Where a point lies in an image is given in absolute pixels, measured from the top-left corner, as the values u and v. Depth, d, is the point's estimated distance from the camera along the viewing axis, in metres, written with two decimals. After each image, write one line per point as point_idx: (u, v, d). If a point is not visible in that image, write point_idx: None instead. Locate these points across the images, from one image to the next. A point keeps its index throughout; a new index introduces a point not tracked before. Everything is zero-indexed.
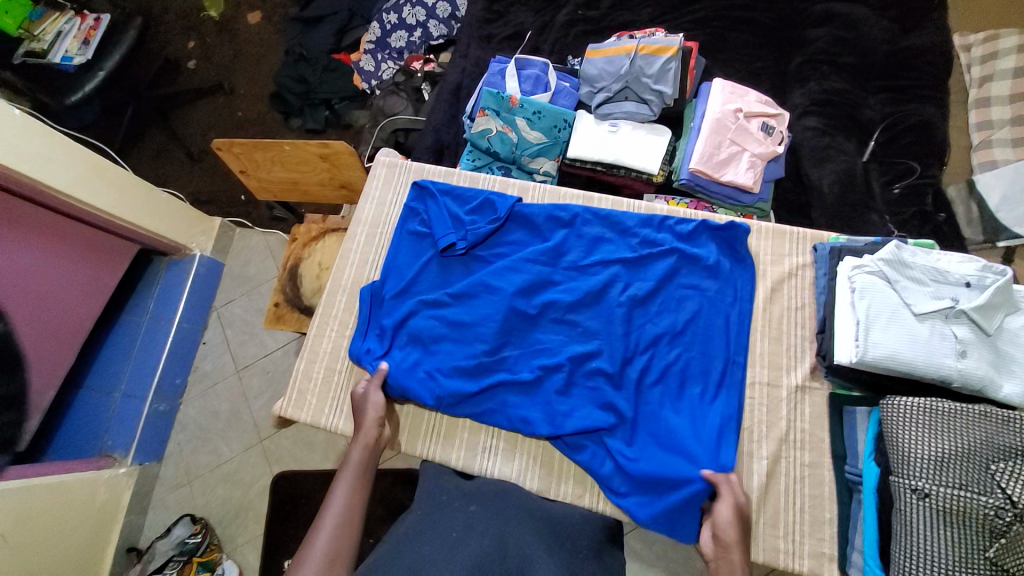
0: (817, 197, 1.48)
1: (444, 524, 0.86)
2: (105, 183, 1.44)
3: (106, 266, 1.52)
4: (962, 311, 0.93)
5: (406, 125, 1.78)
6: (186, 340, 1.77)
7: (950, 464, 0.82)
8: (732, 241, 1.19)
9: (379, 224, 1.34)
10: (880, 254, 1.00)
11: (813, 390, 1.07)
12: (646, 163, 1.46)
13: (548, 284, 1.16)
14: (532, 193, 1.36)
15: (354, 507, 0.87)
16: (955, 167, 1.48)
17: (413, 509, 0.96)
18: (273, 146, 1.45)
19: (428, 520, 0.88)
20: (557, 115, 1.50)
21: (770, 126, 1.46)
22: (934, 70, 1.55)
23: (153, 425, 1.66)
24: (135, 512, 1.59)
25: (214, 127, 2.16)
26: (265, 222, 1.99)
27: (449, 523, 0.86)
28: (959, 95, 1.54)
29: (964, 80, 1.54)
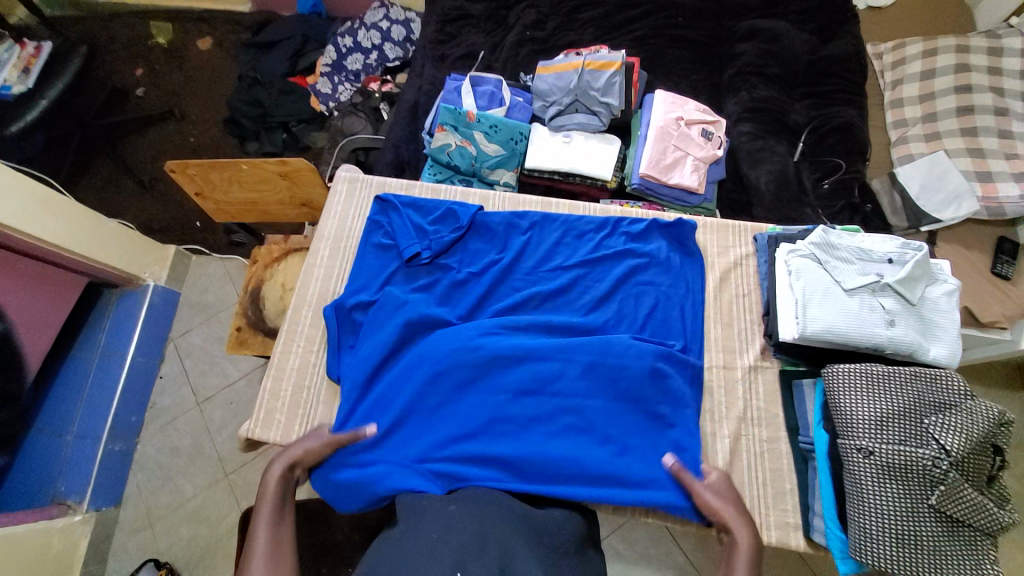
0: (757, 195, 1.59)
1: (423, 527, 0.83)
2: (50, 214, 1.39)
3: (53, 300, 1.45)
4: (887, 284, 1.03)
5: (365, 144, 1.80)
6: (142, 374, 1.69)
7: (888, 423, 0.90)
8: (681, 237, 1.27)
9: (342, 238, 1.34)
10: (811, 239, 1.09)
11: (765, 369, 1.15)
12: (599, 170, 1.54)
13: (508, 287, 1.22)
14: (493, 201, 1.40)
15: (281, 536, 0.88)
16: (879, 162, 1.65)
17: (395, 518, 0.92)
18: (230, 166, 1.43)
19: (408, 527, 0.86)
20: (513, 129, 1.55)
21: (710, 131, 1.58)
22: (853, 77, 1.73)
23: (110, 467, 1.56)
24: (94, 561, 1.48)
25: (165, 154, 2.10)
26: (223, 248, 1.94)
27: (428, 525, 0.84)
28: (875, 98, 1.73)
29: (880, 84, 1.73)
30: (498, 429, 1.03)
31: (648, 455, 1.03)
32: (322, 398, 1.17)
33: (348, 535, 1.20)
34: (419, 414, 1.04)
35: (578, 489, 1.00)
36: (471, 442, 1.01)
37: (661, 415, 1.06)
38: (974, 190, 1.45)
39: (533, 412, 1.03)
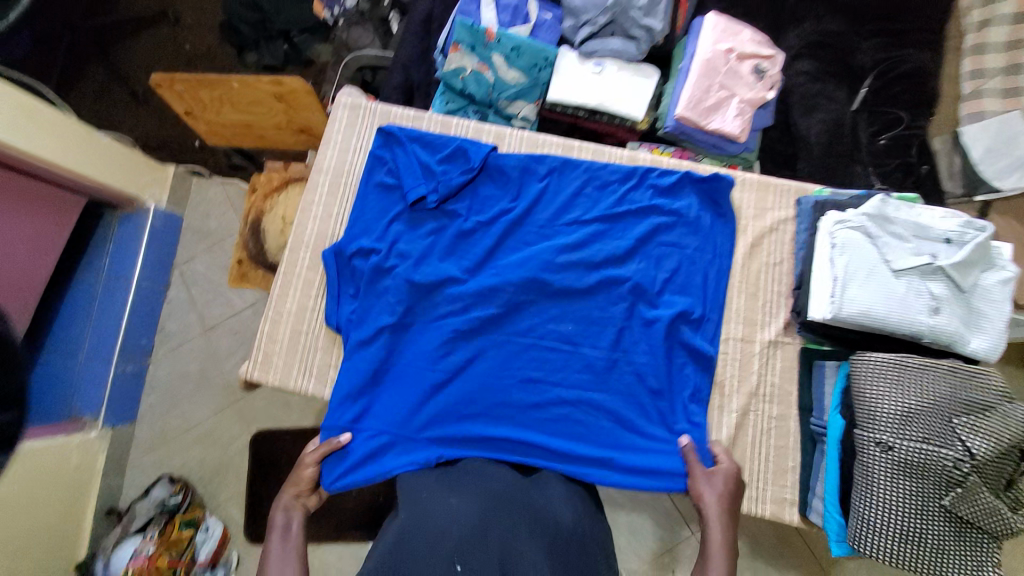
0: (804, 147, 1.45)
1: (423, 517, 0.76)
2: (39, 128, 1.28)
3: (51, 222, 1.39)
4: (940, 267, 0.93)
5: (372, 62, 1.62)
6: (148, 299, 1.68)
7: (916, 419, 0.85)
8: (715, 194, 1.14)
9: (343, 173, 1.24)
10: (864, 209, 0.98)
11: (785, 344, 1.09)
12: (630, 109, 1.37)
13: (518, 239, 1.13)
14: (509, 139, 1.26)
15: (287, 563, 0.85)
16: (945, 118, 1.43)
17: (394, 509, 0.85)
18: (219, 84, 1.30)
19: (407, 521, 0.77)
20: (537, 53, 1.36)
21: (763, 69, 1.37)
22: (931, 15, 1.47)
23: (123, 386, 1.60)
24: (113, 474, 1.57)
25: (160, 63, 1.88)
26: (224, 170, 1.82)
27: (427, 515, 0.77)
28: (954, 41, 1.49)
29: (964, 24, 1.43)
30: (497, 402, 1.03)
31: (645, 442, 1.02)
32: (323, 342, 1.14)
33: None
34: (424, 381, 1.03)
35: (580, 449, 1.00)
36: (470, 411, 1.02)
37: (673, 380, 1.05)
38: None
39: (533, 388, 1.04)
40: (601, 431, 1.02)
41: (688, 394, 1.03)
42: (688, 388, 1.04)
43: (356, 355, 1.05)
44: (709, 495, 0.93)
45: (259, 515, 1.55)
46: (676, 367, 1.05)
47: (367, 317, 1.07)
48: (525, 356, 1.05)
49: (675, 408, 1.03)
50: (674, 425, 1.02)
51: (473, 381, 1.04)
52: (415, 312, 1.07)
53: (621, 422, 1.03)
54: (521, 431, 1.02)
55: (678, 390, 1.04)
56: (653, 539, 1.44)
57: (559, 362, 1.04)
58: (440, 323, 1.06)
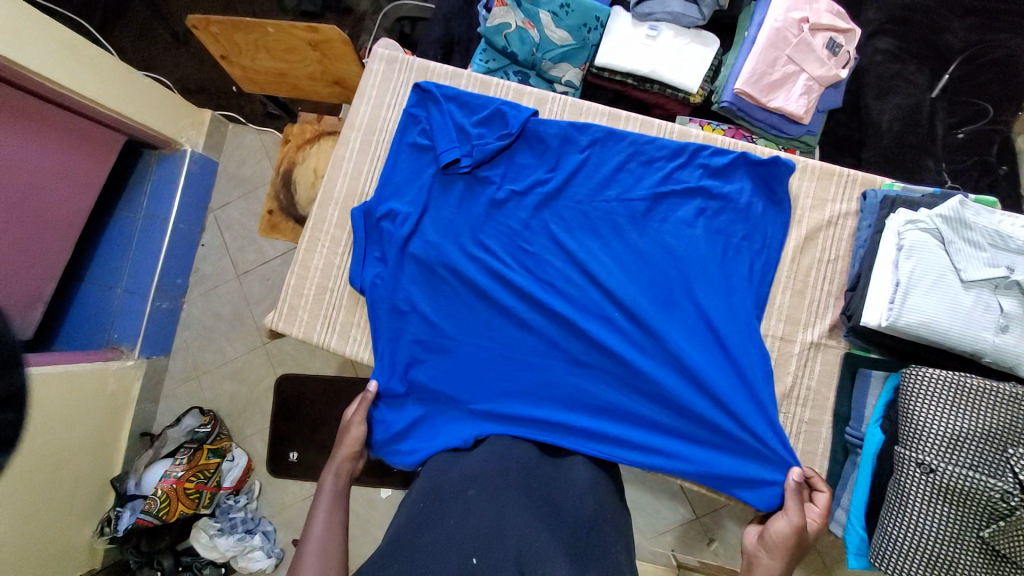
0: (873, 134, 1.31)
1: (438, 512, 0.72)
2: (78, 62, 1.26)
3: (92, 158, 1.39)
4: (1015, 281, 0.85)
5: (413, 13, 1.54)
6: (184, 240, 1.68)
7: (964, 443, 0.79)
8: (771, 179, 1.05)
9: (376, 130, 1.19)
10: (939, 210, 0.89)
11: (827, 348, 1.02)
12: (684, 80, 1.26)
13: (554, 213, 1.07)
14: (551, 105, 1.18)
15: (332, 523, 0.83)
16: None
17: (409, 496, 0.81)
18: (254, 27, 1.25)
19: (424, 503, 0.76)
20: (587, 11, 1.26)
21: (838, 43, 1.23)
22: None
23: (158, 321, 1.62)
24: (147, 400, 1.63)
25: (199, 3, 1.82)
26: (259, 118, 1.78)
27: (442, 510, 0.73)
28: None
29: None
30: (520, 382, 1.01)
31: (675, 433, 0.97)
32: (346, 302, 1.13)
33: None
34: (450, 352, 1.02)
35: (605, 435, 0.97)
36: (494, 389, 1.01)
37: (722, 368, 0.98)
38: None
39: (559, 371, 1.00)
40: (629, 419, 0.98)
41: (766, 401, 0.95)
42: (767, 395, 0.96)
43: (382, 321, 1.04)
44: (787, 523, 0.87)
45: (279, 458, 1.57)
46: (747, 365, 0.96)
47: (394, 284, 1.05)
48: (555, 338, 1.01)
49: (742, 413, 0.95)
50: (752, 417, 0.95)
51: (498, 355, 1.02)
52: (444, 282, 1.04)
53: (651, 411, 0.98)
54: (547, 411, 0.99)
55: (755, 378, 0.96)
56: (664, 521, 1.43)
57: (590, 348, 0.99)
58: (469, 295, 1.04)
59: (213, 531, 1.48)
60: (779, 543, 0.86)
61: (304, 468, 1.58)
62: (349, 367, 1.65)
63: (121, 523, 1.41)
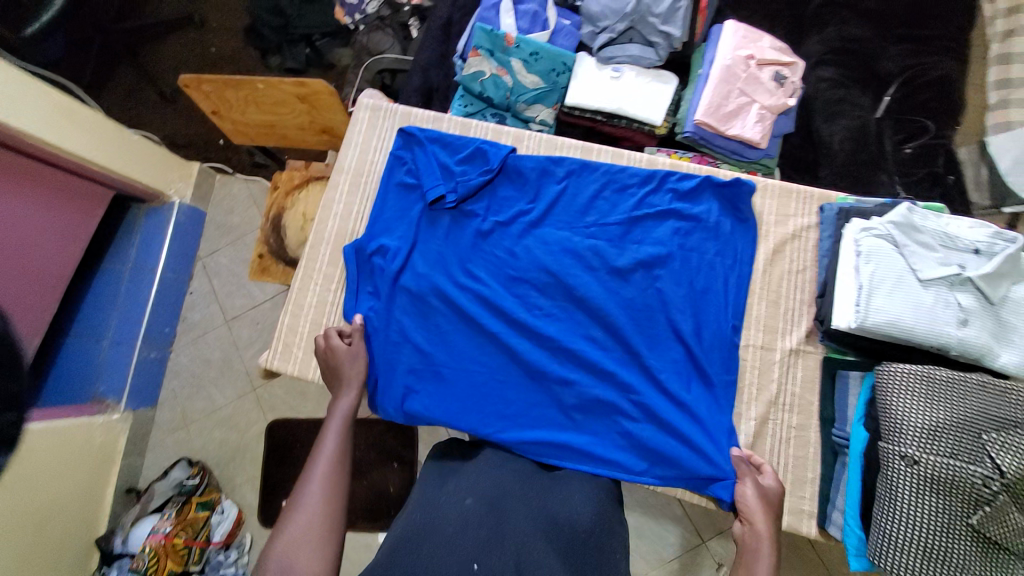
0: (826, 155, 1.42)
1: (439, 518, 0.74)
2: (70, 124, 1.31)
3: (80, 213, 1.41)
4: (968, 278, 0.91)
5: (392, 66, 1.64)
6: (171, 290, 1.68)
7: (942, 433, 0.83)
8: (735, 200, 1.13)
9: (364, 171, 1.25)
10: (890, 218, 0.96)
11: (806, 354, 1.06)
12: (649, 114, 1.37)
13: (538, 240, 1.12)
14: (527, 142, 1.26)
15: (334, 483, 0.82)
16: (969, 129, 1.40)
17: (409, 501, 0.83)
18: (245, 84, 1.32)
19: (422, 516, 0.75)
20: (555, 58, 1.37)
21: (784, 76, 1.35)
22: (959, 21, 1.45)
23: (144, 372, 1.60)
24: (133, 454, 1.57)
25: (187, 64, 1.91)
26: (247, 169, 1.83)
27: (443, 516, 0.74)
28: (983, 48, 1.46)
29: (988, 33, 1.44)
30: (516, 406, 1.03)
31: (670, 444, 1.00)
32: None
33: None
34: (446, 378, 1.04)
35: (603, 449, 1.00)
36: (490, 414, 1.02)
37: (702, 374, 1.02)
38: None
39: (554, 392, 1.03)
40: (626, 431, 1.01)
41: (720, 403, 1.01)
42: (721, 396, 1.02)
43: (378, 353, 1.06)
44: (752, 491, 0.92)
45: (270, 509, 1.54)
46: (710, 373, 1.02)
47: (388, 316, 1.08)
48: (548, 361, 1.04)
49: (705, 415, 1.00)
50: (711, 420, 1.00)
51: (494, 378, 1.04)
52: (436, 310, 1.07)
53: (646, 422, 1.01)
54: (544, 431, 1.01)
55: (716, 378, 1.03)
56: (668, 546, 1.41)
57: (582, 365, 1.03)
58: (461, 321, 1.07)
59: None
60: (754, 511, 0.89)
61: None
62: None
63: None
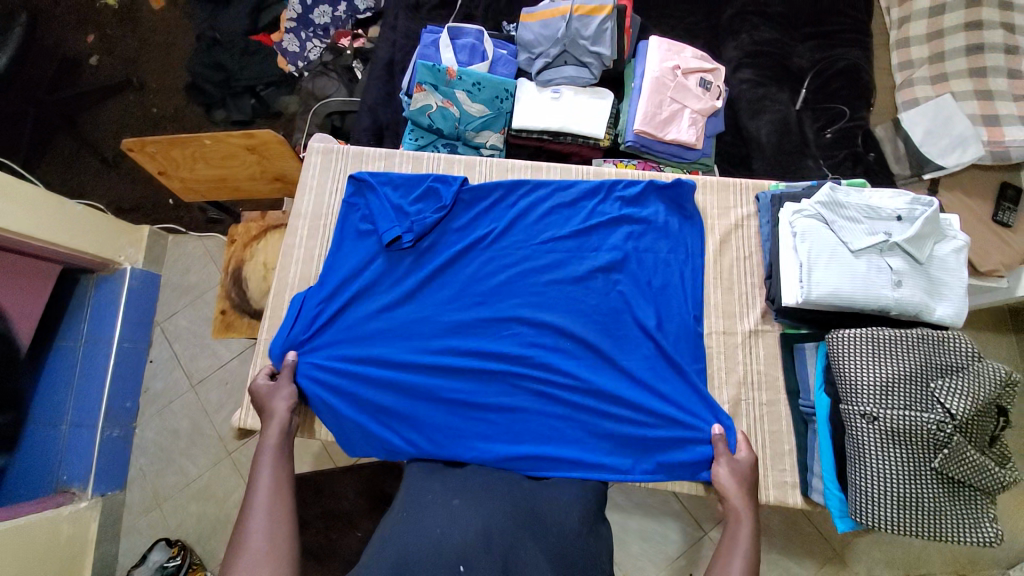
0: (757, 148, 1.53)
1: (426, 521, 0.76)
2: (11, 201, 1.27)
3: (24, 292, 1.36)
4: (895, 244, 1.00)
5: (340, 108, 1.68)
6: (130, 360, 1.62)
7: (893, 387, 0.90)
8: (679, 199, 1.20)
9: (322, 215, 1.26)
10: (817, 198, 1.05)
11: (765, 333, 1.13)
12: (592, 129, 1.45)
13: (501, 259, 1.16)
14: (479, 168, 1.31)
15: (279, 527, 0.84)
16: (882, 109, 1.59)
17: (394, 506, 0.85)
18: (192, 141, 1.33)
19: (408, 521, 0.77)
20: (497, 86, 1.44)
21: (708, 81, 1.47)
22: (856, 14, 1.62)
23: (111, 452, 1.52)
24: (106, 540, 1.48)
25: (127, 127, 1.89)
26: (201, 226, 1.81)
27: (430, 519, 0.76)
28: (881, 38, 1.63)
29: (886, 22, 1.63)
30: (499, 425, 1.04)
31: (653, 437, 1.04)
32: None
33: (353, 504, 1.27)
34: (428, 404, 1.05)
35: (590, 451, 1.02)
36: (471, 439, 1.03)
37: (675, 362, 1.07)
38: (979, 135, 1.41)
39: (534, 406, 1.05)
40: (610, 429, 1.03)
41: (695, 390, 1.05)
42: (697, 383, 1.06)
43: (358, 390, 1.06)
44: (725, 470, 0.97)
45: None
46: (681, 364, 1.07)
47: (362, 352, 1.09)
48: (526, 373, 1.06)
49: (682, 400, 1.05)
50: (687, 402, 1.05)
51: (475, 397, 1.05)
52: (411, 339, 1.09)
53: (627, 418, 1.04)
54: (532, 443, 1.03)
55: (688, 364, 1.08)
56: (671, 544, 1.43)
57: (559, 372, 1.07)
58: (436, 347, 1.09)
59: None
60: (730, 489, 0.95)
61: None
62: (325, 457, 1.58)
63: None
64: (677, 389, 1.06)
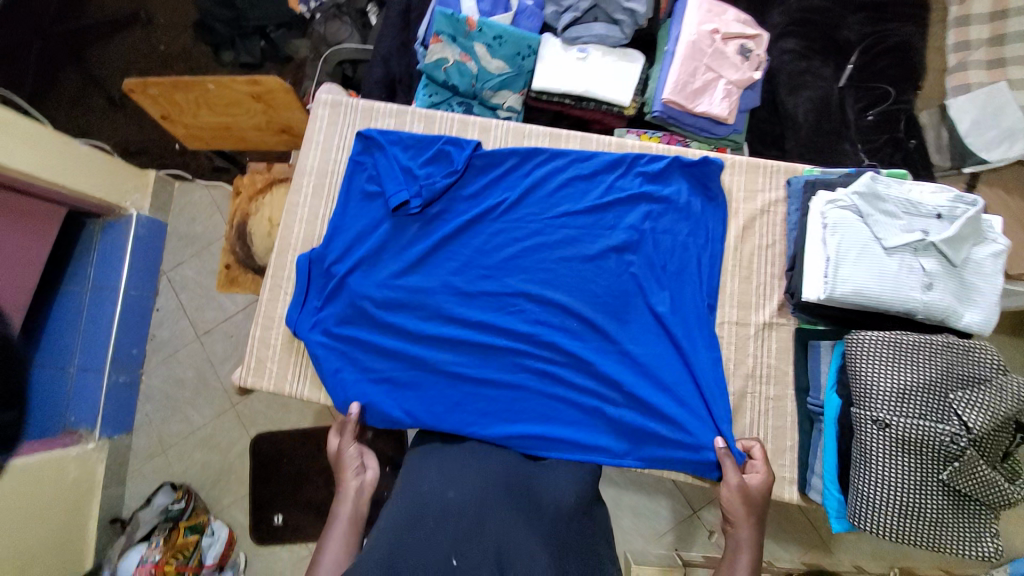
0: (792, 127, 1.43)
1: (420, 508, 0.75)
2: (12, 138, 1.23)
3: (33, 234, 1.34)
4: (930, 243, 0.94)
5: (352, 56, 1.59)
6: (137, 309, 1.62)
7: (910, 395, 0.86)
8: (704, 178, 1.13)
9: (327, 173, 1.21)
10: (854, 188, 0.98)
11: (779, 326, 1.09)
12: (616, 95, 1.35)
13: (510, 232, 1.11)
14: (495, 132, 1.23)
15: None
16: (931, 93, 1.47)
17: (395, 488, 0.86)
18: (195, 85, 1.26)
19: (408, 505, 0.77)
20: (519, 41, 1.33)
21: (749, 49, 1.35)
22: None
23: (117, 397, 1.56)
24: (113, 484, 1.53)
25: (135, 65, 1.80)
26: (206, 174, 1.76)
27: (424, 507, 0.76)
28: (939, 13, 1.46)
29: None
30: (497, 402, 1.03)
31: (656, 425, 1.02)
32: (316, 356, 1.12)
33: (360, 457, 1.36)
34: (428, 377, 1.04)
35: (590, 435, 1.01)
36: (467, 415, 1.02)
37: (682, 349, 1.04)
38: None
39: (534, 385, 1.03)
40: (611, 416, 1.02)
41: (705, 383, 1.02)
42: (707, 375, 1.03)
43: (360, 359, 1.05)
44: (735, 493, 0.94)
45: (262, 523, 1.53)
46: (691, 350, 1.04)
47: (365, 320, 1.07)
48: (529, 352, 1.04)
49: (685, 397, 1.02)
50: (690, 397, 1.02)
51: (477, 374, 1.04)
52: (415, 310, 1.07)
53: (631, 405, 1.03)
54: (532, 423, 1.02)
55: (699, 358, 1.04)
56: (660, 522, 1.46)
57: (563, 354, 1.04)
58: (440, 320, 1.06)
59: None
60: (737, 512, 0.93)
61: (291, 529, 1.53)
62: (326, 415, 1.60)
63: None
64: (682, 385, 1.03)
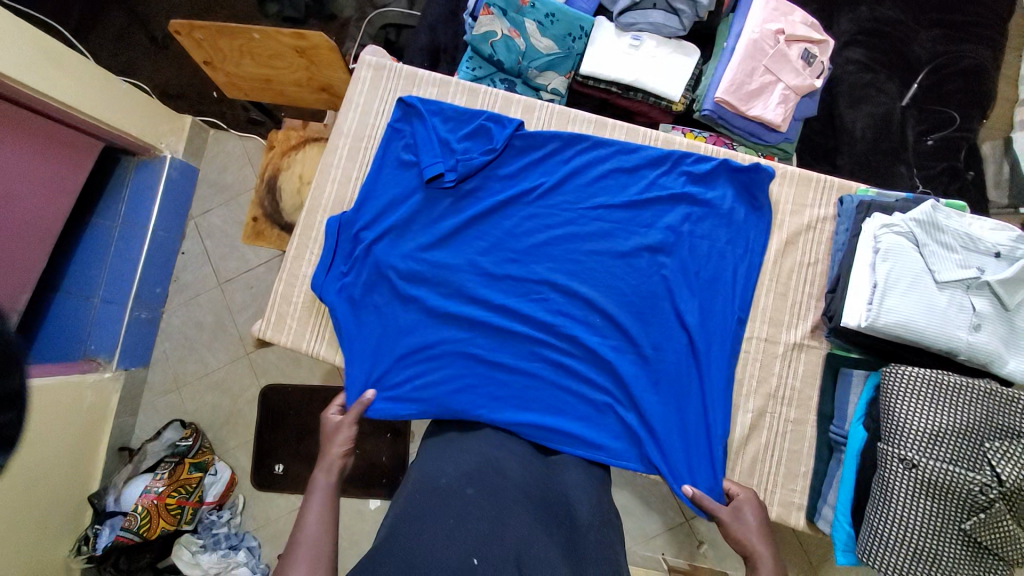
0: (847, 142, 1.35)
1: (436, 508, 0.73)
2: (59, 70, 1.23)
3: (69, 165, 1.35)
4: (985, 282, 0.88)
5: (398, 21, 1.54)
6: (162, 250, 1.64)
7: (943, 438, 0.82)
8: (752, 186, 1.08)
9: (364, 138, 1.19)
10: (913, 214, 0.92)
11: (810, 349, 1.05)
12: (666, 88, 1.29)
13: (542, 219, 1.08)
14: (538, 114, 1.19)
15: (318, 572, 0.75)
16: (997, 123, 1.39)
17: (403, 487, 0.83)
18: (239, 33, 1.24)
19: (420, 505, 0.75)
20: (573, 21, 1.28)
21: (813, 54, 1.28)
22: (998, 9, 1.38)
23: (137, 331, 1.58)
24: (126, 413, 1.57)
25: (180, 6, 1.78)
26: (241, 124, 1.75)
27: (440, 507, 0.73)
28: (1016, 41, 1.42)
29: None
30: (509, 389, 1.01)
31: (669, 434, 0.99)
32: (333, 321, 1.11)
33: None
34: (442, 355, 1.02)
35: (599, 435, 0.99)
36: (476, 399, 1.00)
37: (700, 358, 1.01)
38: None
39: (547, 377, 1.01)
40: (624, 419, 0.99)
41: (719, 400, 0.99)
42: (721, 390, 1.00)
43: (376, 328, 1.04)
44: (739, 526, 0.90)
45: (263, 472, 1.56)
46: (710, 365, 1.00)
47: (384, 292, 1.05)
48: (547, 343, 1.02)
49: (697, 408, 0.99)
50: (700, 410, 0.99)
51: (492, 357, 1.02)
52: (436, 286, 1.05)
53: (644, 411, 1.00)
54: (542, 415, 1.00)
55: (714, 373, 1.00)
56: (653, 525, 1.44)
57: (581, 349, 1.02)
58: (461, 299, 1.05)
59: (196, 547, 1.44)
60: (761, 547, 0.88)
61: (290, 482, 1.55)
62: (335, 376, 1.61)
63: (100, 541, 1.37)
64: (695, 394, 1.00)
